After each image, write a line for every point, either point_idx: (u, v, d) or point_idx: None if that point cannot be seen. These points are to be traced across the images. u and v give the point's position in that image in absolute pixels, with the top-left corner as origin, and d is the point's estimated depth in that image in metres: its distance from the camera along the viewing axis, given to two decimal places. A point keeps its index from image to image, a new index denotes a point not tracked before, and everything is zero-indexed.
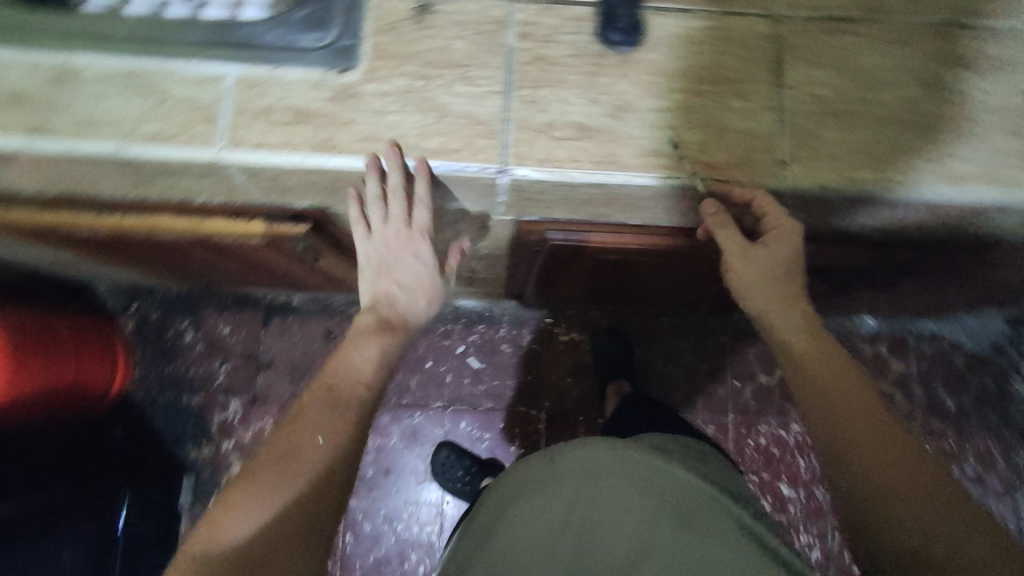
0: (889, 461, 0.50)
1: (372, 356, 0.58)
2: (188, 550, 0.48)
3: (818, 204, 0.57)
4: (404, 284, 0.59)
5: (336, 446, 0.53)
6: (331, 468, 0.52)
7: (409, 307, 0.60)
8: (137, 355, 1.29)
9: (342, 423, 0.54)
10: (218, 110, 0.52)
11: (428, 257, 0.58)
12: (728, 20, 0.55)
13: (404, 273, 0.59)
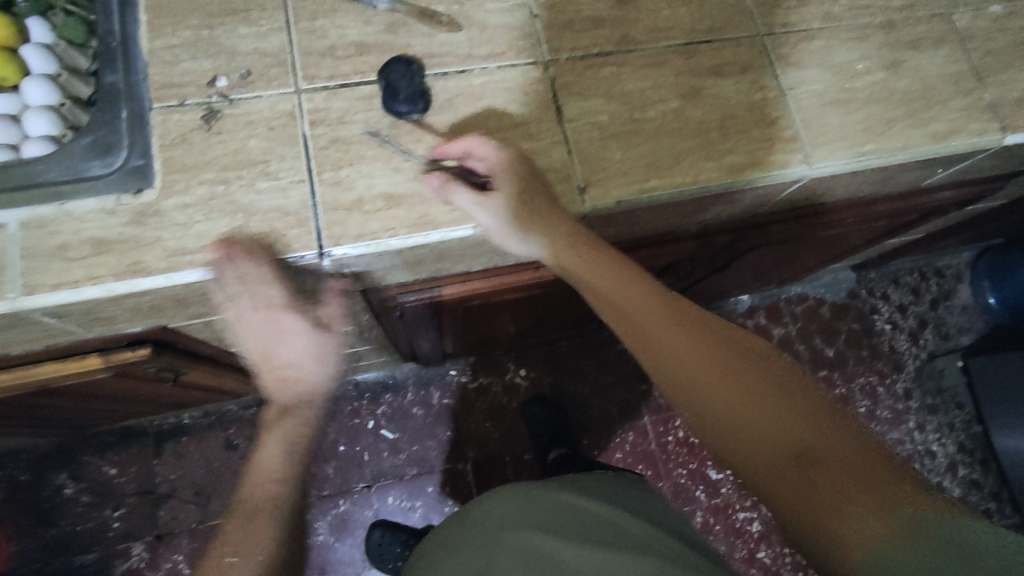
0: (749, 407, 0.50)
1: (276, 451, 0.63)
2: None
3: (627, 216, 0.62)
4: (291, 363, 0.62)
5: (255, 551, 0.55)
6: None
7: (304, 381, 0.64)
8: (12, 525, 1.16)
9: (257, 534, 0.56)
10: (6, 258, 0.50)
11: (302, 329, 0.60)
12: (503, 72, 0.60)
13: (286, 352, 0.62)
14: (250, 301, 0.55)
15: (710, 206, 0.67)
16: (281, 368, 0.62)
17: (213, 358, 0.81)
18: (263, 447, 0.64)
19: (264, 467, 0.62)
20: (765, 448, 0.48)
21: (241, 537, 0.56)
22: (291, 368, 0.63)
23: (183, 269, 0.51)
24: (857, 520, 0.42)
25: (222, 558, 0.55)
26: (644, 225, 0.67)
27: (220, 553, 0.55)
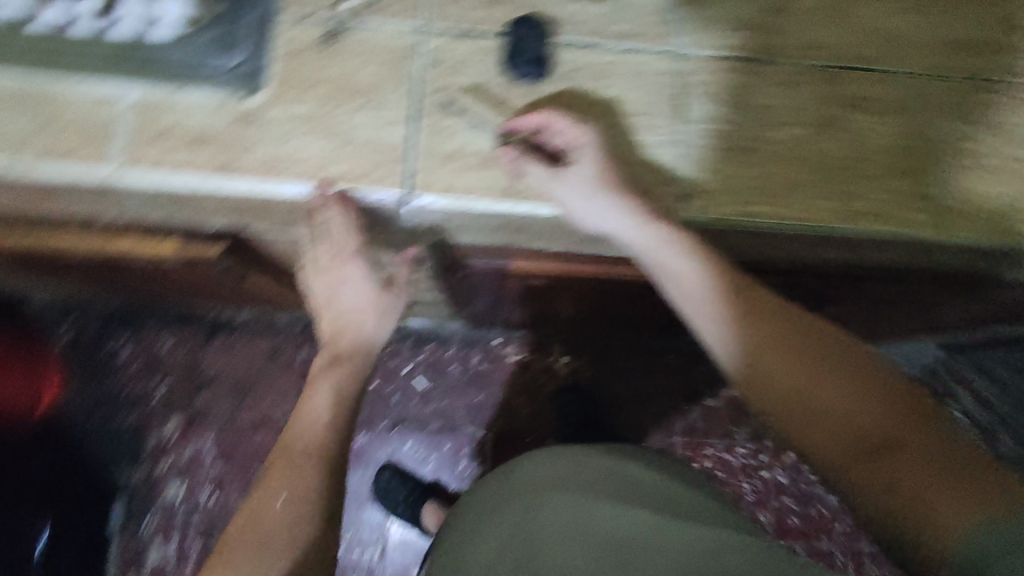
0: (836, 389, 0.49)
1: (325, 398, 0.66)
2: None
3: (722, 236, 0.58)
4: (355, 311, 0.66)
5: (294, 497, 0.60)
6: (294, 522, 0.59)
7: (366, 330, 0.68)
8: (71, 371, 1.26)
9: (301, 482, 0.61)
10: (115, 129, 0.52)
11: (364, 279, 0.63)
12: (633, 55, 0.56)
13: (349, 299, 0.65)
14: (330, 244, 0.58)
15: (815, 246, 0.62)
16: (344, 314, 0.66)
17: (278, 269, 0.83)
18: (314, 393, 0.66)
19: (314, 413, 0.65)
20: (846, 433, 0.49)
21: (286, 482, 0.61)
22: (353, 321, 0.67)
23: (272, 179, 0.52)
24: (946, 508, 0.44)
25: (268, 502, 0.60)
26: (739, 248, 0.63)
27: (264, 495, 0.61)
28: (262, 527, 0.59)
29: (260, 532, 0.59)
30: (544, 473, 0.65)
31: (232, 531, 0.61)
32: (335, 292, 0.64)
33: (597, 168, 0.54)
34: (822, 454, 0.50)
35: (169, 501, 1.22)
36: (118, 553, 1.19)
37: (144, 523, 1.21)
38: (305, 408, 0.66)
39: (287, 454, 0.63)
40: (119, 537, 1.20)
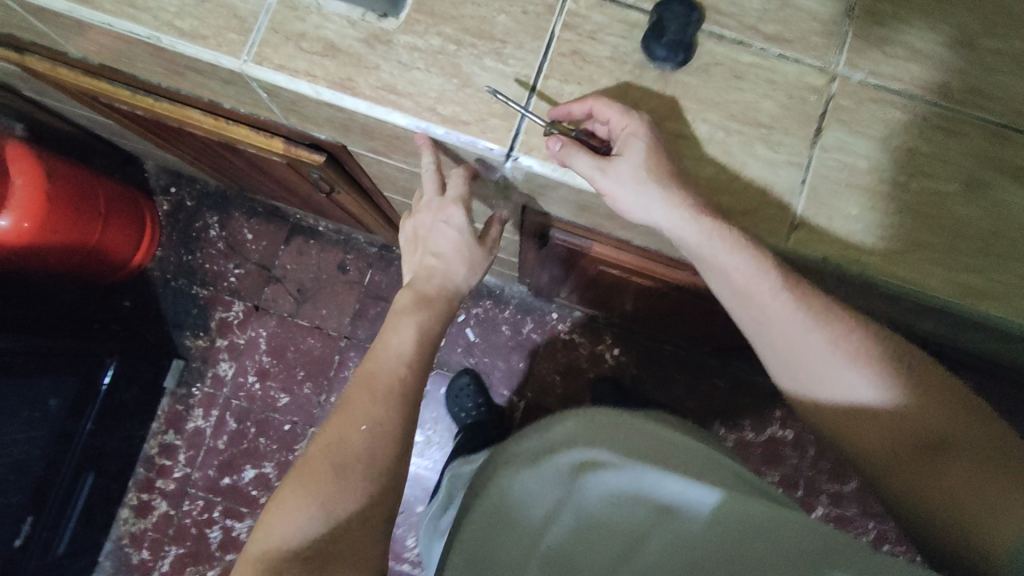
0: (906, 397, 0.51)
1: (410, 333, 0.62)
2: (252, 551, 0.52)
3: (818, 275, 0.55)
4: (440, 254, 0.65)
5: (378, 428, 0.56)
6: (377, 457, 0.55)
7: (450, 276, 0.66)
8: (164, 234, 1.36)
9: (384, 416, 0.57)
10: (255, 22, 0.53)
11: (460, 223, 0.64)
12: (782, 64, 0.52)
13: (439, 242, 0.65)
14: (432, 186, 0.60)
15: (917, 312, 0.57)
16: (431, 257, 0.66)
17: (366, 192, 0.85)
18: (393, 328, 0.63)
19: (396, 348, 0.61)
20: (906, 432, 0.51)
21: (368, 412, 0.57)
22: (439, 262, 0.66)
23: (383, 105, 0.52)
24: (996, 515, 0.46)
25: (349, 431, 0.56)
26: (832, 291, 0.59)
27: (345, 424, 0.56)
28: (347, 453, 0.55)
29: (341, 460, 0.54)
30: (543, 424, 0.66)
31: (305, 459, 0.55)
32: (426, 238, 0.65)
33: (657, 153, 0.49)
34: (874, 451, 0.53)
35: (219, 376, 1.31)
36: (166, 408, 1.30)
37: (194, 390, 1.31)
38: (387, 341, 0.62)
39: (368, 384, 0.59)
40: (171, 394, 1.30)
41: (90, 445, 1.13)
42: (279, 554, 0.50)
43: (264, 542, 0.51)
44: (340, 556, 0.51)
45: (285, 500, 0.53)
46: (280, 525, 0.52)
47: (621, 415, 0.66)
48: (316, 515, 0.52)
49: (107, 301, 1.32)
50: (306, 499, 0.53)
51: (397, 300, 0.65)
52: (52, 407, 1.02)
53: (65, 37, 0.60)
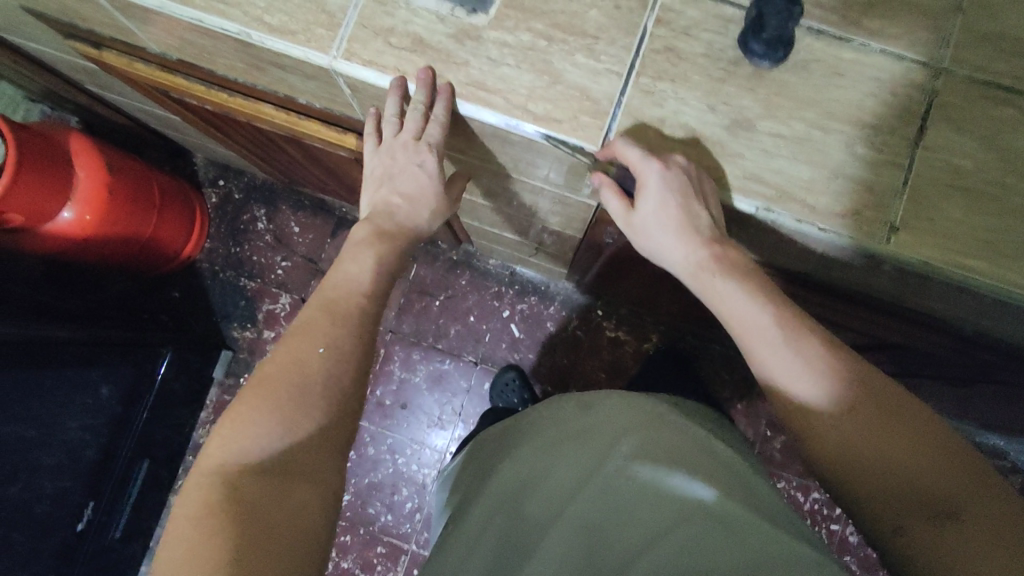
0: (904, 450, 0.47)
1: (368, 266, 0.60)
2: (207, 463, 0.50)
3: (914, 279, 0.53)
4: (405, 194, 0.61)
5: (337, 350, 0.55)
6: (333, 383, 0.54)
7: (409, 217, 0.62)
8: (212, 227, 1.37)
9: (344, 340, 0.56)
10: (342, 18, 0.52)
11: (431, 166, 0.58)
12: (884, 60, 0.50)
13: (405, 182, 0.60)
14: (411, 127, 0.54)
15: (1014, 317, 0.55)
16: (396, 194, 0.61)
17: None
18: (351, 257, 0.60)
19: (355, 278, 0.59)
20: (905, 490, 0.47)
21: (327, 334, 0.55)
22: (405, 199, 0.61)
23: (473, 102, 0.52)
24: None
25: (308, 350, 0.54)
26: (922, 296, 0.58)
27: (303, 342, 0.54)
28: (306, 373, 0.53)
29: (302, 381, 0.53)
30: (562, 422, 0.70)
31: (263, 372, 0.54)
32: (395, 174, 0.59)
33: (681, 211, 0.51)
34: (871, 495, 0.49)
35: None
36: (215, 397, 1.33)
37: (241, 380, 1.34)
38: (348, 274, 0.60)
39: (329, 308, 0.57)
40: (219, 383, 1.33)
41: (144, 433, 1.15)
42: (237, 470, 0.49)
43: (223, 454, 0.50)
44: (299, 475, 0.51)
45: (240, 413, 0.51)
46: (239, 441, 0.50)
47: (637, 404, 0.66)
48: (281, 432, 0.51)
49: (157, 292, 1.33)
50: (263, 414, 0.51)
51: (356, 230, 0.62)
52: (104, 394, 1.03)
53: (146, 32, 0.61)
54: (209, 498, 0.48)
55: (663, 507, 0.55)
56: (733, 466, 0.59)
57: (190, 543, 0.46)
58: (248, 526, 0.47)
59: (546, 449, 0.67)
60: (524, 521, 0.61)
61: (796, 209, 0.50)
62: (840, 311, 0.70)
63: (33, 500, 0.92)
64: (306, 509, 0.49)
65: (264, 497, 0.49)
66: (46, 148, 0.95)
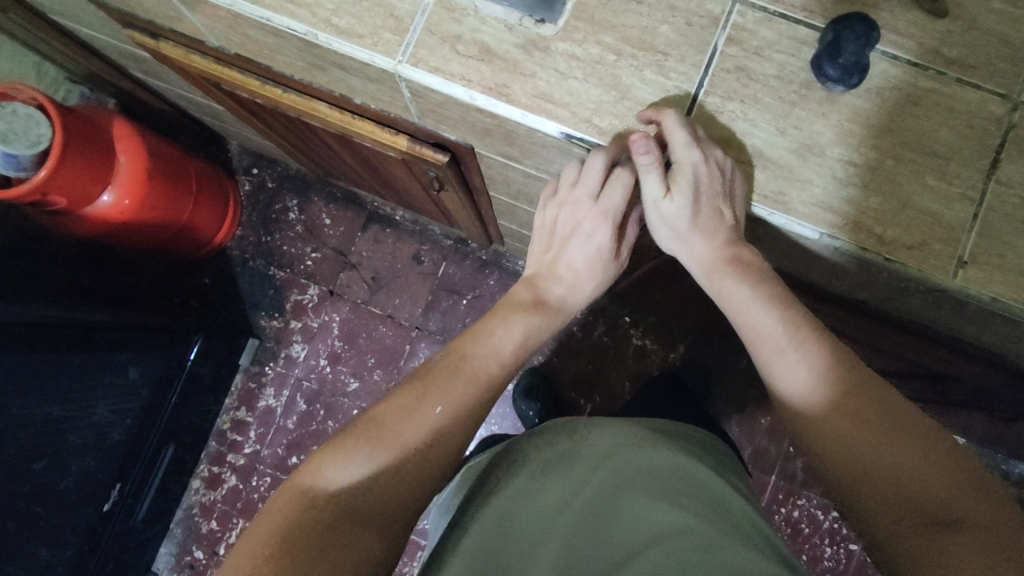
0: (878, 448, 0.45)
1: (517, 336, 0.61)
2: (297, 480, 0.51)
3: (977, 313, 0.53)
4: (573, 264, 0.62)
5: (452, 411, 0.54)
6: (443, 438, 0.54)
7: (569, 290, 0.64)
8: (244, 215, 1.38)
9: (462, 401, 0.55)
10: (410, 23, 0.52)
11: (602, 237, 0.60)
12: (961, 90, 0.49)
13: (576, 251, 0.61)
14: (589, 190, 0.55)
15: None
16: (563, 269, 0.63)
17: (472, 193, 0.84)
18: (501, 322, 0.61)
19: (497, 345, 0.59)
20: (883, 495, 0.44)
21: (444, 393, 0.55)
22: (568, 275, 0.63)
23: (537, 114, 0.51)
24: None
25: (423, 407, 0.54)
26: (981, 330, 0.57)
27: (422, 397, 0.54)
28: (421, 429, 0.53)
29: (410, 433, 0.53)
30: (579, 427, 0.66)
31: (378, 411, 0.54)
32: (563, 247, 0.62)
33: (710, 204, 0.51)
34: (871, 503, 0.45)
35: (291, 357, 1.34)
36: (240, 385, 1.34)
37: (265, 368, 1.34)
38: (491, 338, 0.60)
39: (460, 366, 0.57)
40: (244, 371, 1.34)
41: (171, 418, 1.16)
42: (322, 498, 0.49)
43: (315, 475, 0.51)
44: (376, 518, 0.50)
45: (347, 441, 0.52)
46: (331, 472, 0.50)
47: (652, 439, 0.63)
48: (367, 467, 0.51)
49: (187, 278, 1.35)
50: (364, 449, 0.52)
51: (517, 291, 0.64)
52: (132, 377, 1.03)
53: (207, 26, 0.61)
54: (294, 520, 0.48)
55: (635, 527, 0.53)
56: (712, 497, 0.57)
57: (253, 557, 0.46)
58: (311, 560, 0.46)
59: (528, 469, 0.63)
60: (512, 535, 0.56)
61: (861, 238, 0.49)
62: (892, 340, 0.68)
63: (61, 483, 0.92)
64: (362, 558, 0.48)
65: (331, 533, 0.48)
66: (92, 133, 0.95)
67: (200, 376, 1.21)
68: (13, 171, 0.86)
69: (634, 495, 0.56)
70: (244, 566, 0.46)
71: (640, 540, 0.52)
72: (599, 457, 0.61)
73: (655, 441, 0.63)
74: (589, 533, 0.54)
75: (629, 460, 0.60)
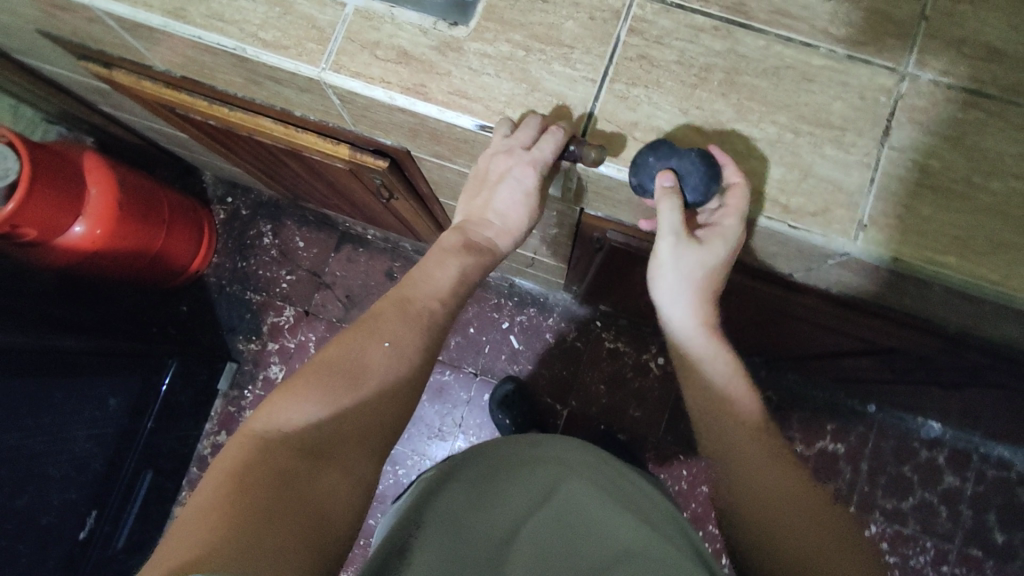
0: (763, 470, 0.56)
1: (452, 274, 0.61)
2: (249, 428, 0.49)
3: (889, 276, 0.55)
4: (499, 212, 0.61)
5: (400, 345, 0.56)
6: (395, 373, 0.55)
7: (497, 237, 0.63)
8: (220, 242, 1.41)
9: (409, 336, 0.56)
10: (332, 33, 0.55)
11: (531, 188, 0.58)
12: (851, 65, 0.52)
13: (503, 199, 0.60)
14: (522, 144, 0.52)
15: (997, 315, 0.55)
16: (492, 214, 0.61)
17: (423, 200, 0.87)
18: (438, 262, 0.61)
19: (436, 282, 0.60)
20: (736, 502, 0.56)
21: (392, 328, 0.56)
22: (498, 220, 0.62)
23: (453, 109, 0.54)
24: (802, 545, 0.50)
25: (371, 342, 0.55)
26: (902, 296, 0.58)
27: (368, 335, 0.55)
28: (367, 363, 0.54)
29: (358, 368, 0.53)
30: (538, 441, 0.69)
31: (323, 357, 0.54)
32: (493, 193, 0.60)
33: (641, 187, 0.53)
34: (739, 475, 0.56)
35: (269, 379, 1.35)
36: (220, 409, 1.35)
37: (244, 391, 1.36)
38: (427, 276, 0.61)
39: (402, 307, 0.58)
40: (224, 395, 1.35)
41: (150, 444, 1.18)
42: (278, 440, 0.47)
43: (268, 421, 0.49)
44: (336, 460, 0.48)
45: (294, 387, 0.51)
46: (286, 416, 0.49)
47: (608, 463, 0.69)
48: (322, 408, 0.50)
49: (165, 306, 1.37)
50: (312, 389, 0.51)
51: (446, 237, 0.63)
52: (110, 404, 1.05)
53: (151, 51, 0.65)
54: (248, 458, 0.46)
55: (603, 543, 0.57)
56: (666, 521, 0.63)
57: (212, 499, 0.42)
58: (274, 494, 0.43)
59: (481, 484, 0.64)
60: (465, 548, 0.55)
61: (766, 207, 0.52)
62: (830, 315, 0.69)
63: (41, 510, 0.93)
64: (328, 498, 0.46)
65: (295, 472, 0.46)
66: (61, 167, 0.98)
67: (179, 402, 1.23)
68: None
69: (602, 506, 0.60)
70: (197, 508, 0.42)
71: (606, 556, 0.56)
72: (547, 490, 0.62)
73: (597, 474, 0.65)
74: (554, 547, 0.56)
75: (577, 494, 0.62)
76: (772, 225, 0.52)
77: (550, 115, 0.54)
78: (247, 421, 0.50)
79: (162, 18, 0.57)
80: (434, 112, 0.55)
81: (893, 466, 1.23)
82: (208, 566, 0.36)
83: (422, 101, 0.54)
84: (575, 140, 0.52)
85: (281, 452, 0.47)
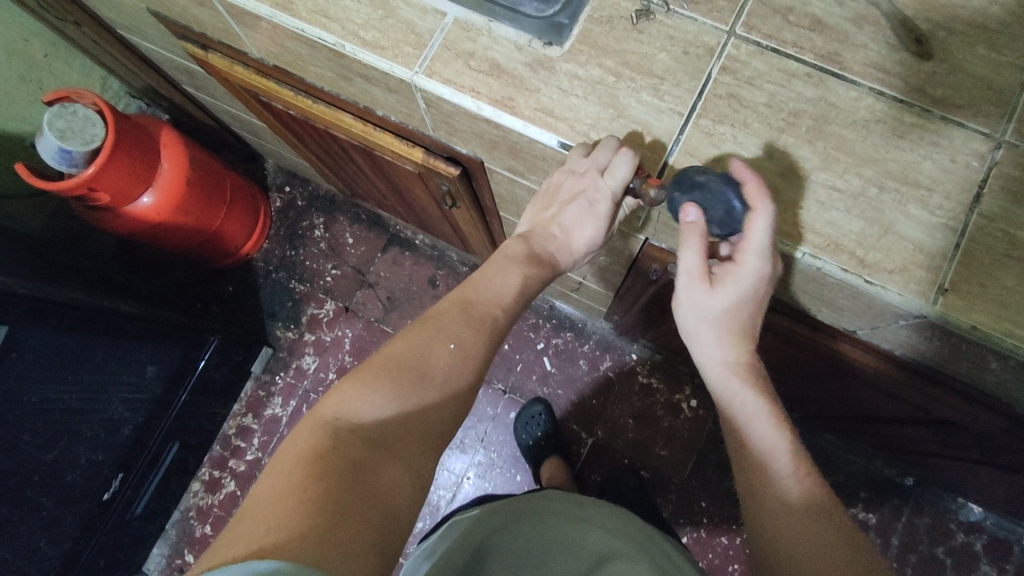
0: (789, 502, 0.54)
1: (513, 283, 0.61)
2: (319, 412, 0.48)
3: (958, 344, 0.53)
4: (566, 226, 0.62)
5: (464, 350, 0.55)
6: (455, 374, 0.54)
7: (560, 249, 0.64)
8: (273, 228, 1.45)
9: (472, 338, 0.56)
10: (429, 40, 0.57)
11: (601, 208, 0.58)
12: (945, 126, 0.51)
13: (570, 214, 0.60)
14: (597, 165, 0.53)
15: None
16: (556, 227, 0.63)
17: (484, 212, 0.88)
18: (500, 269, 0.61)
19: (497, 287, 0.61)
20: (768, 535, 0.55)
21: (457, 330, 0.56)
22: (562, 234, 0.63)
23: (538, 126, 0.55)
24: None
25: (436, 341, 0.55)
26: (969, 366, 0.57)
27: (434, 335, 0.55)
28: (430, 362, 0.53)
29: (424, 365, 0.53)
30: (587, 502, 0.74)
31: (388, 352, 0.54)
32: (561, 208, 0.60)
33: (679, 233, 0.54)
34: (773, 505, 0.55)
35: (302, 368, 1.38)
36: (250, 392, 1.38)
37: (276, 377, 1.38)
38: (489, 282, 0.61)
39: (466, 309, 0.58)
40: (256, 378, 1.38)
41: (180, 417, 1.20)
42: (349, 428, 0.47)
43: (337, 408, 0.48)
44: (401, 457, 0.49)
45: (362, 379, 0.50)
46: (354, 406, 0.48)
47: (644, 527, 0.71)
48: (392, 402, 0.50)
49: (213, 285, 1.41)
50: (379, 382, 0.50)
51: (509, 246, 0.64)
52: (148, 373, 1.07)
53: (251, 38, 0.68)
54: (316, 445, 0.45)
55: None
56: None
57: (286, 483, 0.42)
58: (344, 486, 0.43)
59: (535, 536, 0.68)
60: None
61: (843, 259, 0.51)
62: (889, 378, 0.68)
63: (67, 466, 0.95)
64: (394, 493, 0.46)
65: (363, 468, 0.46)
66: (142, 137, 1.03)
67: (213, 380, 1.25)
68: (67, 166, 0.94)
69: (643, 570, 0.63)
70: (270, 493, 0.42)
71: None
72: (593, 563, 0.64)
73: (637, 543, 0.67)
74: None
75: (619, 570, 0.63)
76: (849, 278, 0.52)
77: (624, 140, 0.55)
78: (314, 407, 0.49)
79: (270, 8, 0.60)
80: (517, 125, 0.56)
81: (925, 545, 1.18)
82: (286, 557, 0.37)
83: (507, 114, 0.56)
84: (641, 174, 0.55)
85: (354, 445, 0.46)
